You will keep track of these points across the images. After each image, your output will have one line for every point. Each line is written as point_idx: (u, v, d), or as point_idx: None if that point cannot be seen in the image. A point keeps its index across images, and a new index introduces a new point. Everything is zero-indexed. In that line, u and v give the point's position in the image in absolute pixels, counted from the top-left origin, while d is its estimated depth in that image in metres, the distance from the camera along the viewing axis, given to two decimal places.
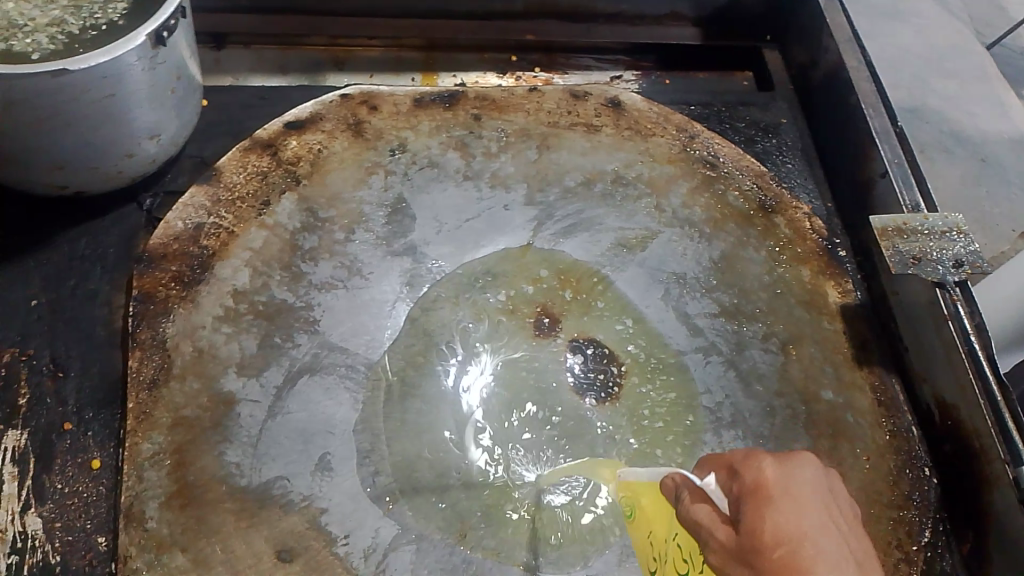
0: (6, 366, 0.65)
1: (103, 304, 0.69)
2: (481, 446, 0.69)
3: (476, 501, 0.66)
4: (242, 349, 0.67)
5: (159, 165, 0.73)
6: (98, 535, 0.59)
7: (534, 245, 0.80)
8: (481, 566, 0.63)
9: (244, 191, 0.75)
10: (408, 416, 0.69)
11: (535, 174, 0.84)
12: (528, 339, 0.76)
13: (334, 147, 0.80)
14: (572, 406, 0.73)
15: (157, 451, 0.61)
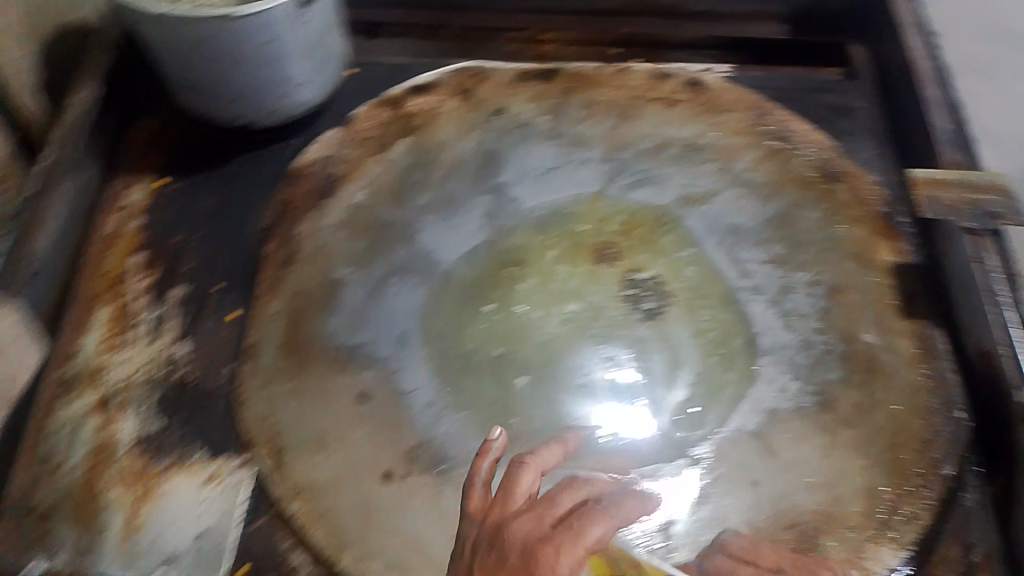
0: (179, 245, 0.83)
1: (253, 207, 0.86)
2: (536, 343, 0.78)
3: (525, 382, 0.75)
4: (352, 248, 0.83)
5: (307, 111, 0.92)
6: (228, 363, 0.74)
7: (606, 193, 0.91)
8: (520, 432, 0.72)
9: (371, 134, 0.93)
10: (478, 311, 0.79)
11: (615, 142, 0.96)
12: (590, 265, 0.85)
13: (445, 110, 0.96)
14: (627, 319, 0.81)
15: (279, 311, 0.78)
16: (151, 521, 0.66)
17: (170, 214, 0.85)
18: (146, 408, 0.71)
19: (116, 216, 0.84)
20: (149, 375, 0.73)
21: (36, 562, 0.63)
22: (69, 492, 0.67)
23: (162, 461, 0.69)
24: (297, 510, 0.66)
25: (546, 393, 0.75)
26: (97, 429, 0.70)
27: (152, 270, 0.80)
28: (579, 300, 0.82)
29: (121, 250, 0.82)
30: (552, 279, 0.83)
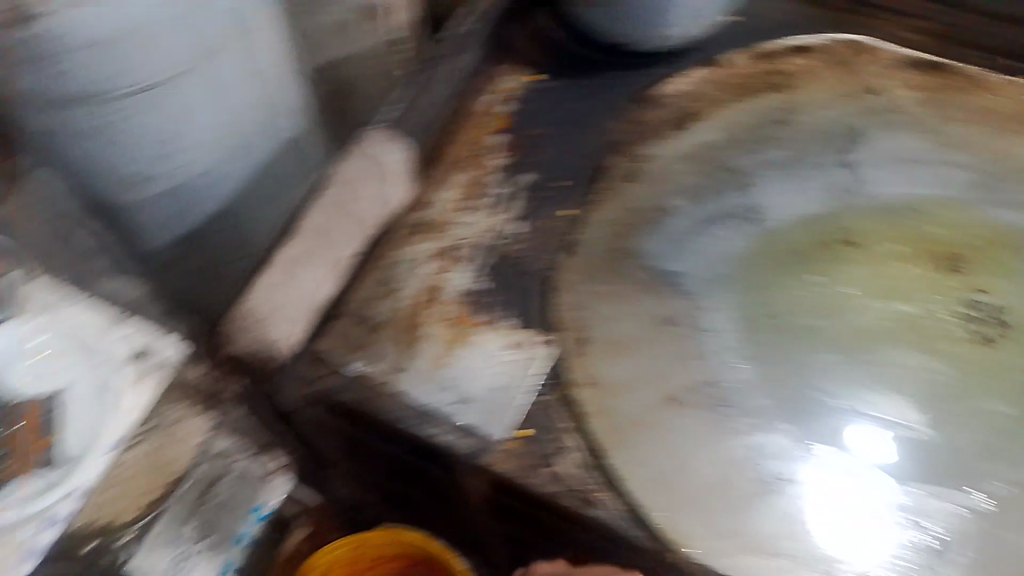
0: (536, 135, 0.85)
1: (608, 117, 0.86)
2: (849, 327, 0.74)
3: (821, 362, 0.72)
4: (693, 180, 0.81)
5: (688, 39, 0.88)
6: (556, 250, 0.78)
7: (973, 202, 0.81)
8: (802, 407, 0.70)
9: (744, 80, 0.89)
10: (798, 277, 0.76)
11: (996, 154, 0.84)
12: (931, 272, 0.77)
13: (818, 77, 0.90)
14: (960, 338, 0.73)
15: (612, 219, 0.80)
16: (456, 362, 0.72)
17: (537, 105, 0.88)
18: (479, 267, 0.77)
19: (489, 97, 0.89)
20: (487, 241, 0.79)
21: (357, 361, 0.72)
22: (398, 318, 0.74)
23: (481, 316, 0.74)
24: (583, 397, 0.70)
25: (840, 380, 0.71)
26: (434, 272, 0.77)
27: (511, 151, 0.85)
28: (910, 305, 0.75)
29: (489, 127, 0.87)
30: (886, 271, 0.77)
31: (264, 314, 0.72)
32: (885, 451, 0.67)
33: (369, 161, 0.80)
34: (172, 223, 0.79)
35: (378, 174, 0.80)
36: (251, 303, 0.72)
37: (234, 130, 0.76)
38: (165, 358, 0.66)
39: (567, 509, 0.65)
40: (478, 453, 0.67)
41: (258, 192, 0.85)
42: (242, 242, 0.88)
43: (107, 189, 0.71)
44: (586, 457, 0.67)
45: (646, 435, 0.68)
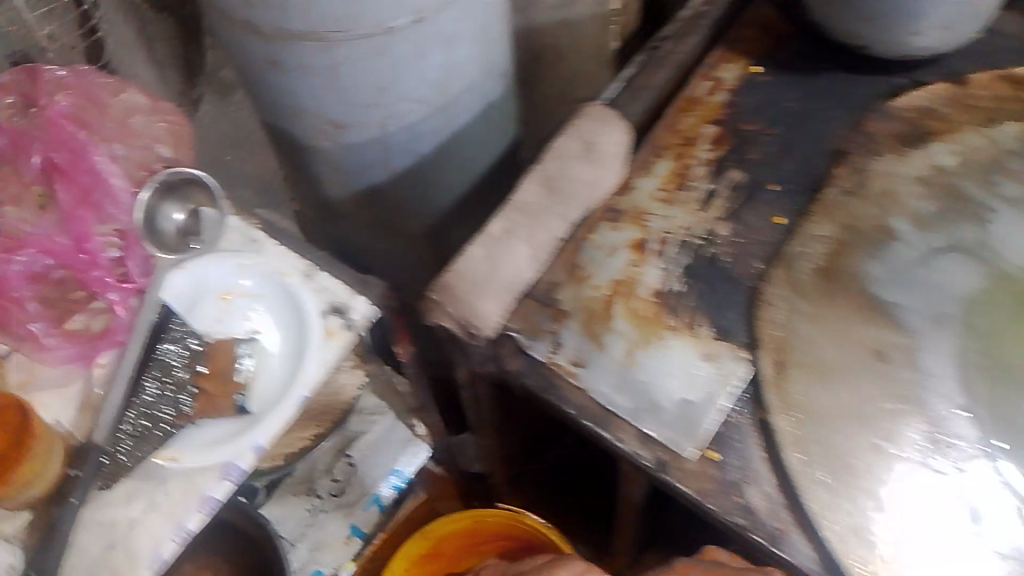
0: (751, 131, 0.77)
1: (832, 124, 0.77)
2: None
3: None
4: (921, 207, 0.73)
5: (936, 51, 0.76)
6: (761, 260, 0.71)
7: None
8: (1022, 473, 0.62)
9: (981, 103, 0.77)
10: None
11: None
12: None
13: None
14: None
15: (828, 234, 0.72)
16: (646, 360, 0.66)
17: (753, 99, 0.79)
18: (676, 267, 0.71)
19: (704, 81, 0.80)
20: (691, 239, 0.72)
21: (541, 341, 0.68)
22: (588, 307, 0.69)
23: (670, 319, 0.68)
24: (783, 430, 0.64)
25: None
26: (629, 263, 0.71)
27: (722, 145, 0.77)
28: None
29: (700, 114, 0.78)
30: None
31: (462, 293, 0.60)
32: None
33: (589, 130, 0.66)
34: (368, 173, 0.80)
35: (590, 150, 0.65)
36: (449, 283, 0.60)
37: (443, 93, 0.74)
38: (359, 317, 0.62)
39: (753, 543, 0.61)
40: (660, 468, 0.63)
41: (448, 154, 0.81)
42: (426, 203, 0.86)
43: (308, 122, 0.75)
44: (781, 493, 0.62)
45: (848, 475, 0.62)
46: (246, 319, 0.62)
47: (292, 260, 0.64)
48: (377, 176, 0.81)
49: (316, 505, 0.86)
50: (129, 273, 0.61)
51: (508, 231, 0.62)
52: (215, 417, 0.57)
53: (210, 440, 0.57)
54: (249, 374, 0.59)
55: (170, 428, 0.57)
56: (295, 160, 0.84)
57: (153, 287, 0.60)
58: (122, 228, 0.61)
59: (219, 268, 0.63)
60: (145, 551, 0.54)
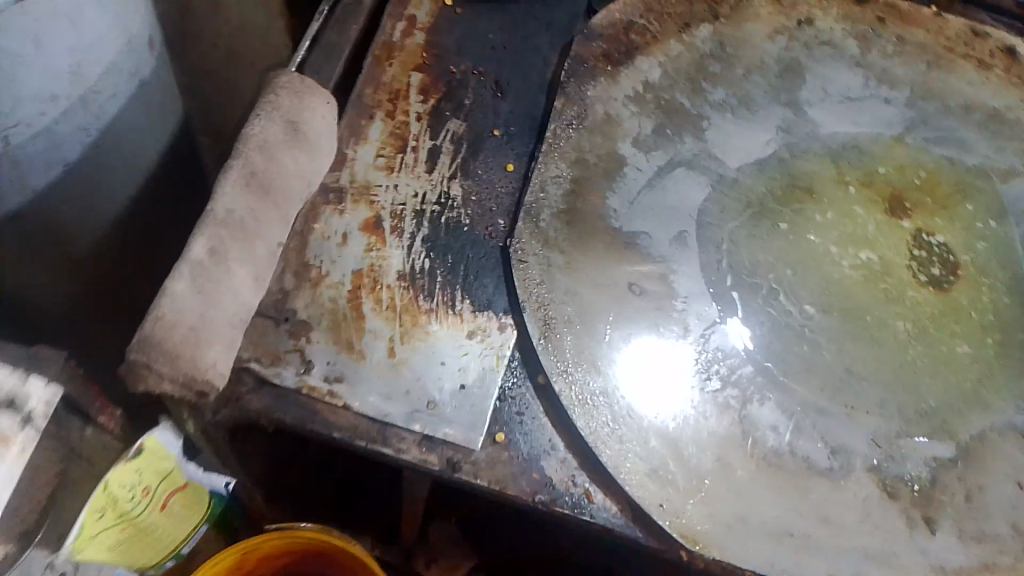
0: (462, 75, 0.70)
1: (542, 56, 0.73)
2: (821, 267, 0.69)
3: (774, 317, 0.66)
4: (642, 126, 0.71)
5: None
6: (500, 216, 0.65)
7: (908, 141, 0.75)
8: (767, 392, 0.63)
9: (674, 11, 0.78)
10: (765, 230, 0.70)
11: (925, 91, 0.78)
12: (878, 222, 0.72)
13: (748, 11, 0.79)
14: (900, 284, 0.69)
15: (561, 173, 0.67)
16: (409, 354, 0.59)
17: (456, 39, 0.72)
18: (417, 243, 0.63)
19: (395, 25, 0.72)
20: (425, 208, 0.64)
21: (288, 367, 0.57)
22: (333, 311, 0.59)
23: (425, 304, 0.61)
24: (569, 401, 0.59)
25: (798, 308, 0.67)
26: (365, 250, 0.62)
27: (433, 96, 0.69)
28: (871, 251, 0.71)
29: (403, 64, 0.70)
30: (848, 217, 0.72)
31: None
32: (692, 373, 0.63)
33: (287, 108, 0.56)
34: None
35: (294, 129, 0.56)
36: None
37: (81, 82, 0.58)
38: (35, 408, 0.47)
39: (562, 517, 0.57)
40: (453, 469, 0.57)
41: (107, 151, 0.66)
42: (88, 213, 0.69)
43: None
44: (575, 455, 0.58)
45: (632, 420, 0.60)
46: None
47: None
48: (14, 203, 0.61)
49: None
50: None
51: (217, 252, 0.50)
52: None
53: None
54: None
55: None
56: None
57: None
58: None
59: None
60: None
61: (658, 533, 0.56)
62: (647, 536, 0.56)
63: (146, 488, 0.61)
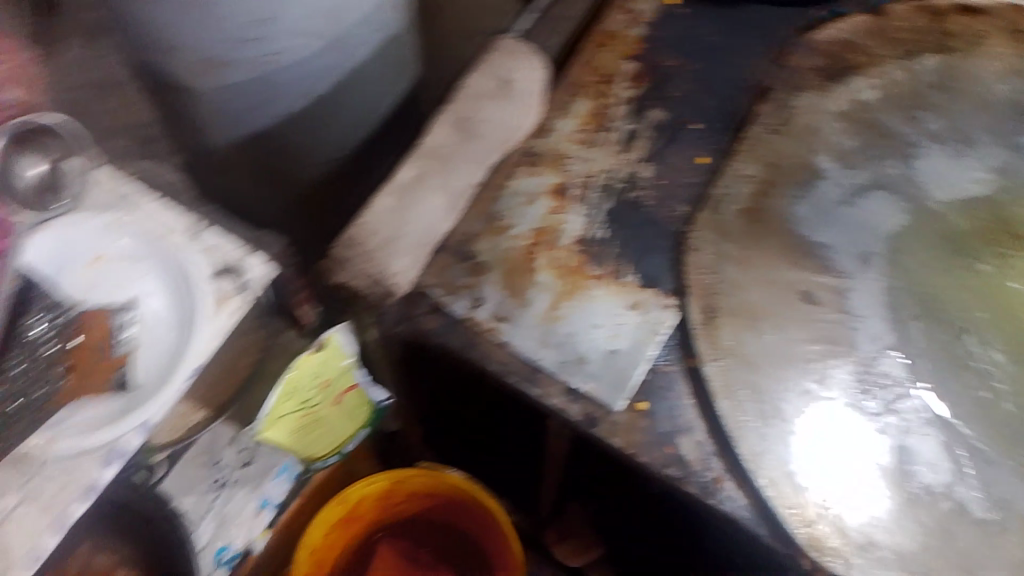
0: (671, 68, 0.73)
1: (754, 61, 0.74)
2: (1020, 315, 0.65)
3: (947, 354, 0.63)
4: (843, 143, 0.71)
5: None
6: (684, 203, 0.67)
7: None
8: (931, 429, 0.60)
9: (904, 35, 0.76)
10: (960, 267, 0.66)
11: None
12: None
13: (985, 46, 0.76)
14: None
15: (752, 174, 0.68)
16: (569, 311, 0.62)
17: (675, 35, 0.75)
18: (599, 213, 0.66)
19: (620, 18, 0.76)
20: (612, 183, 0.67)
21: (460, 299, 0.62)
22: (508, 259, 0.64)
23: (594, 269, 0.64)
24: (714, 386, 0.60)
25: (984, 354, 0.63)
26: (548, 211, 0.65)
27: (642, 84, 0.72)
28: None
29: (618, 51, 0.74)
30: None
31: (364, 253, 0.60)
32: (861, 396, 0.60)
33: None
34: (251, 118, 0.72)
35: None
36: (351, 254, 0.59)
37: (336, 26, 0.67)
38: (254, 278, 0.56)
39: (688, 497, 0.57)
40: (590, 424, 0.59)
41: (347, 93, 0.75)
42: (320, 142, 0.78)
43: (180, 64, 0.66)
44: (713, 441, 0.58)
45: (778, 421, 0.59)
46: (123, 282, 0.55)
47: (177, 215, 0.57)
48: (262, 122, 0.73)
49: (224, 477, 0.80)
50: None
51: None
52: (97, 396, 0.52)
53: (88, 423, 0.51)
54: (131, 344, 0.54)
55: (44, 411, 0.51)
56: (170, 105, 0.74)
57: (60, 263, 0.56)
58: None
59: (89, 228, 0.57)
60: (21, 553, 0.49)
61: (785, 537, 0.55)
62: (773, 540, 0.55)
63: (324, 383, 0.71)
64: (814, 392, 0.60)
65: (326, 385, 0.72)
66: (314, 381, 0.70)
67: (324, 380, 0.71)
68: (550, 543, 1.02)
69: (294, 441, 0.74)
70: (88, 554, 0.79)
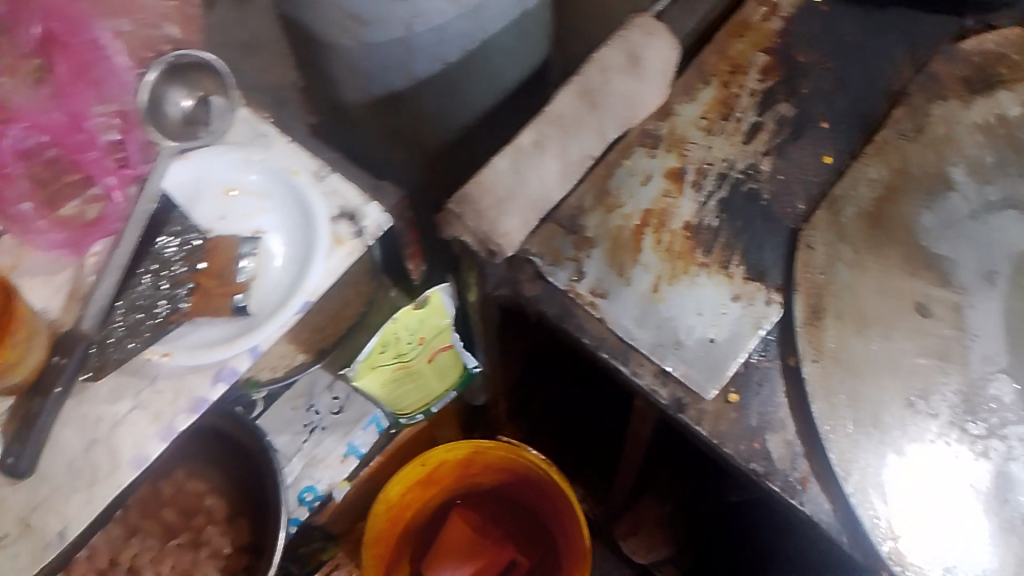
0: (807, 64, 0.71)
1: (893, 64, 0.71)
2: None
3: None
4: (980, 156, 0.68)
5: None
6: (802, 201, 0.65)
7: None
8: None
9: None
10: None
11: None
12: None
13: None
14: None
15: (878, 178, 0.66)
16: (671, 294, 0.62)
17: (814, 29, 0.72)
18: (713, 201, 0.65)
19: (759, 6, 0.73)
20: (730, 172, 0.66)
21: (563, 268, 0.63)
22: (616, 236, 0.64)
23: (701, 256, 0.63)
24: (813, 387, 0.58)
25: None
26: (661, 194, 0.65)
27: (773, 77, 0.70)
28: None
29: (753, 40, 0.71)
30: None
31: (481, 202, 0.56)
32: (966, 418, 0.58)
33: (636, 43, 0.62)
34: (388, 78, 0.74)
35: (635, 64, 0.62)
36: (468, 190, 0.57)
37: None
38: (370, 225, 0.58)
39: (769, 492, 0.57)
40: (677, 408, 0.59)
41: (477, 63, 0.76)
42: (444, 108, 0.79)
43: (327, 14, 0.67)
44: (803, 441, 0.57)
45: (875, 431, 0.57)
46: (249, 217, 0.59)
47: (303, 158, 0.60)
48: (397, 83, 0.74)
49: (314, 421, 0.84)
50: (114, 194, 0.58)
51: (538, 143, 0.59)
52: (215, 318, 0.56)
53: (204, 342, 0.55)
54: (249, 274, 0.57)
55: (165, 326, 0.55)
56: (309, 58, 0.77)
57: (194, 184, 0.59)
58: (123, 109, 0.59)
59: (225, 160, 0.60)
60: (129, 453, 0.53)
61: (867, 547, 0.54)
62: (853, 548, 0.54)
63: (421, 339, 0.74)
64: (917, 406, 0.58)
65: (423, 341, 0.74)
66: (412, 335, 0.72)
67: (422, 336, 0.73)
68: (621, 535, 0.98)
69: (385, 391, 0.77)
70: (181, 479, 0.82)
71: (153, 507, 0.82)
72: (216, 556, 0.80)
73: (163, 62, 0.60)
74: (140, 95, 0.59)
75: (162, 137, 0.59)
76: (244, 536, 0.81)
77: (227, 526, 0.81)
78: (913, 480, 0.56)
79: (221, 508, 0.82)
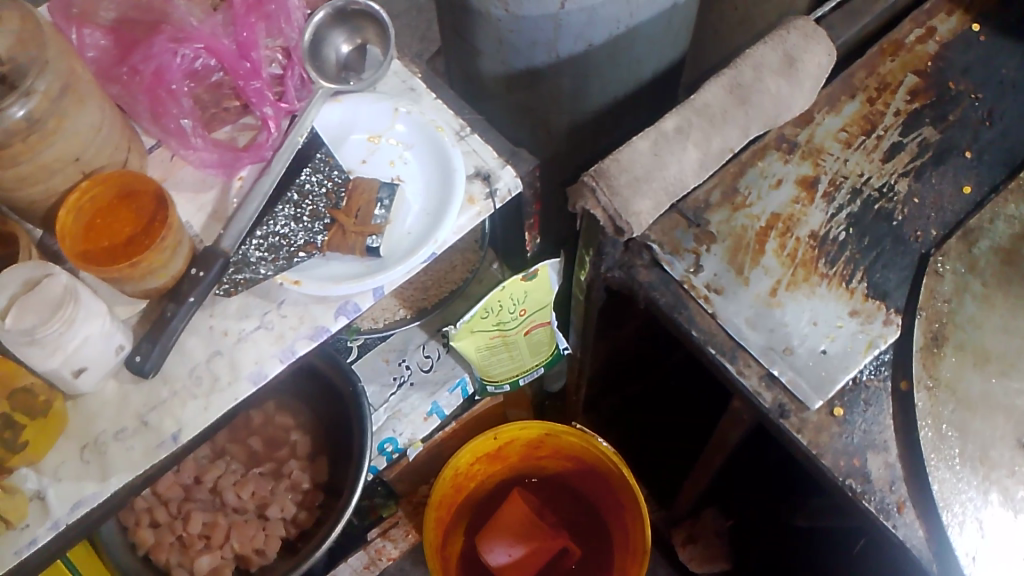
0: (959, 92, 0.69)
1: None
2: None
3: None
4: None
5: None
6: (935, 226, 0.64)
7: None
8: None
9: None
10: None
11: None
12: None
13: None
14: None
15: (1017, 216, 0.64)
16: (788, 300, 0.61)
17: (969, 59, 0.71)
18: (842, 214, 0.64)
19: (914, 28, 0.72)
20: (863, 188, 0.65)
21: (681, 260, 0.62)
22: (739, 236, 0.63)
23: (823, 267, 0.62)
24: (922, 411, 0.57)
25: None
26: (792, 200, 0.64)
27: (921, 99, 0.69)
28: None
29: (904, 61, 0.70)
30: None
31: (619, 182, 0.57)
32: None
33: (792, 45, 0.62)
34: (531, 53, 0.75)
35: (790, 65, 0.62)
36: (605, 167, 0.58)
37: None
38: (502, 189, 0.60)
39: (863, 511, 0.55)
40: (779, 413, 0.58)
41: (619, 48, 0.76)
42: (578, 90, 0.80)
43: None
44: (904, 466, 0.56)
45: (981, 467, 0.56)
46: (390, 164, 0.61)
47: (447, 116, 0.62)
48: (539, 58, 0.75)
49: (404, 376, 0.86)
50: (269, 123, 0.60)
51: (681, 130, 0.59)
52: (346, 257, 0.58)
53: (332, 276, 0.57)
54: (385, 220, 0.57)
55: (300, 256, 0.57)
56: (454, 24, 0.78)
57: (340, 126, 0.62)
58: (288, 46, 0.62)
59: (373, 107, 0.62)
60: (248, 368, 0.56)
61: None
62: None
63: (522, 312, 0.75)
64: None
65: (522, 314, 0.75)
66: (514, 306, 0.74)
67: (523, 308, 0.74)
68: (675, 544, 1.00)
69: (478, 357, 0.79)
70: (271, 412, 0.86)
71: (242, 433, 0.86)
72: (294, 489, 0.83)
73: (331, 6, 0.62)
74: (304, 36, 0.61)
75: (319, 77, 0.61)
76: (323, 475, 0.83)
77: (308, 463, 0.84)
78: (1009, 524, 0.55)
79: (303, 445, 0.85)
